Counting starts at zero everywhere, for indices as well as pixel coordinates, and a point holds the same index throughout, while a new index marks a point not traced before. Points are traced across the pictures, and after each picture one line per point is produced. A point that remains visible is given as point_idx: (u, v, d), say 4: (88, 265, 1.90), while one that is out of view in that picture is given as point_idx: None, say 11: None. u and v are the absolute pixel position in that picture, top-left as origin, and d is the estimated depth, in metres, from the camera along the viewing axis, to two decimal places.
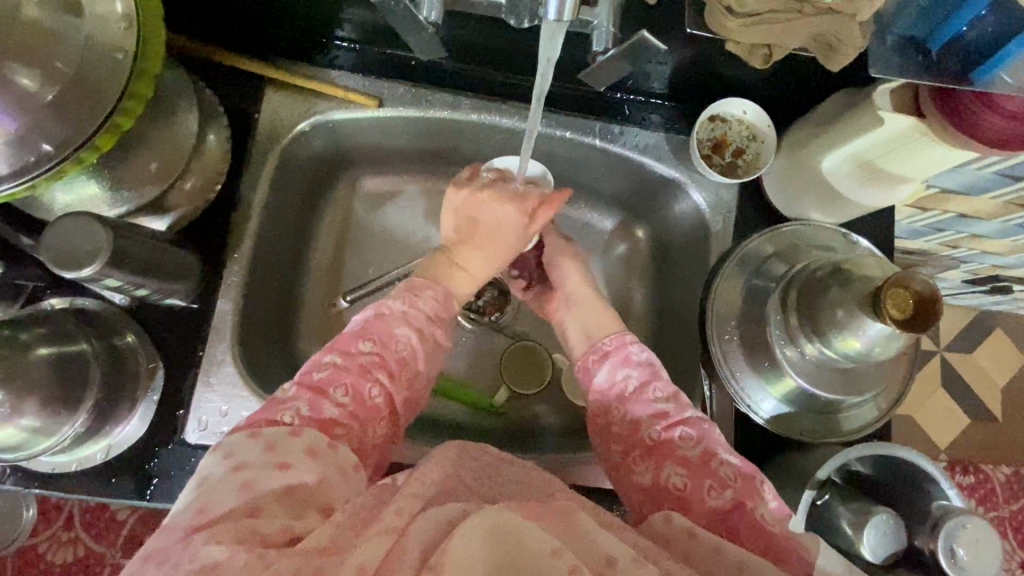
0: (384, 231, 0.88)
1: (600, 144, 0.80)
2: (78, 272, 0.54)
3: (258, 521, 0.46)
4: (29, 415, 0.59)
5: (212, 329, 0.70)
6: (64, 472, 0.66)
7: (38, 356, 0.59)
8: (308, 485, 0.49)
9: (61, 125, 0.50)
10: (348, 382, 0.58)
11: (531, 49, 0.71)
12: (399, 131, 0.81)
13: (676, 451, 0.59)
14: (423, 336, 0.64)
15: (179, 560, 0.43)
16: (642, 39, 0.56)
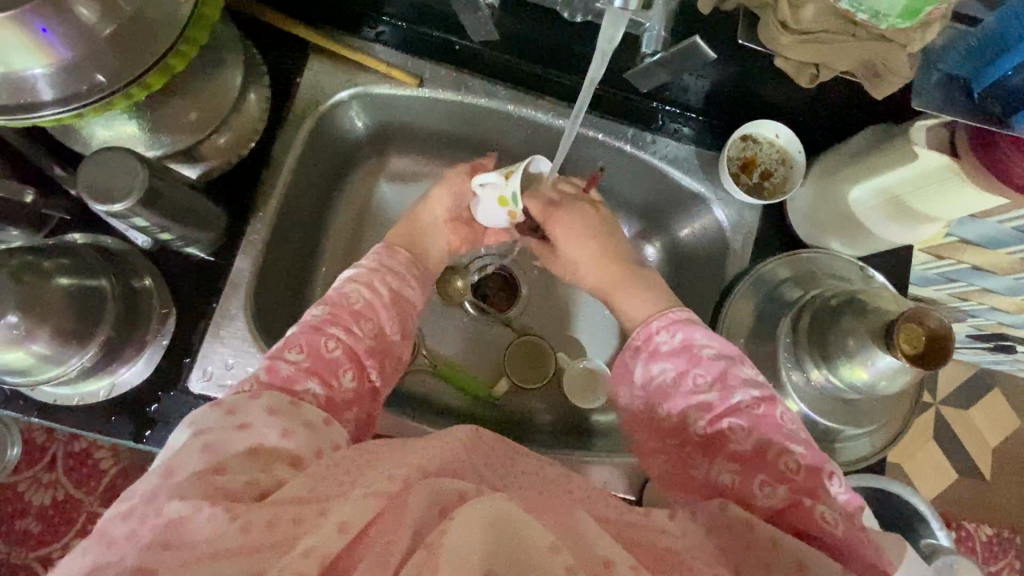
0: (405, 211, 0.89)
1: (630, 150, 0.81)
2: (109, 206, 0.55)
3: (225, 476, 0.46)
4: (41, 342, 0.58)
5: (229, 283, 0.71)
6: (65, 405, 0.67)
7: (59, 285, 0.60)
8: (271, 441, 0.50)
9: (115, 64, 0.51)
10: (303, 341, 0.59)
11: (576, 49, 0.72)
12: (435, 112, 0.82)
13: (729, 446, 0.58)
14: (374, 290, 0.67)
15: (145, 515, 0.44)
16: (694, 45, 0.57)
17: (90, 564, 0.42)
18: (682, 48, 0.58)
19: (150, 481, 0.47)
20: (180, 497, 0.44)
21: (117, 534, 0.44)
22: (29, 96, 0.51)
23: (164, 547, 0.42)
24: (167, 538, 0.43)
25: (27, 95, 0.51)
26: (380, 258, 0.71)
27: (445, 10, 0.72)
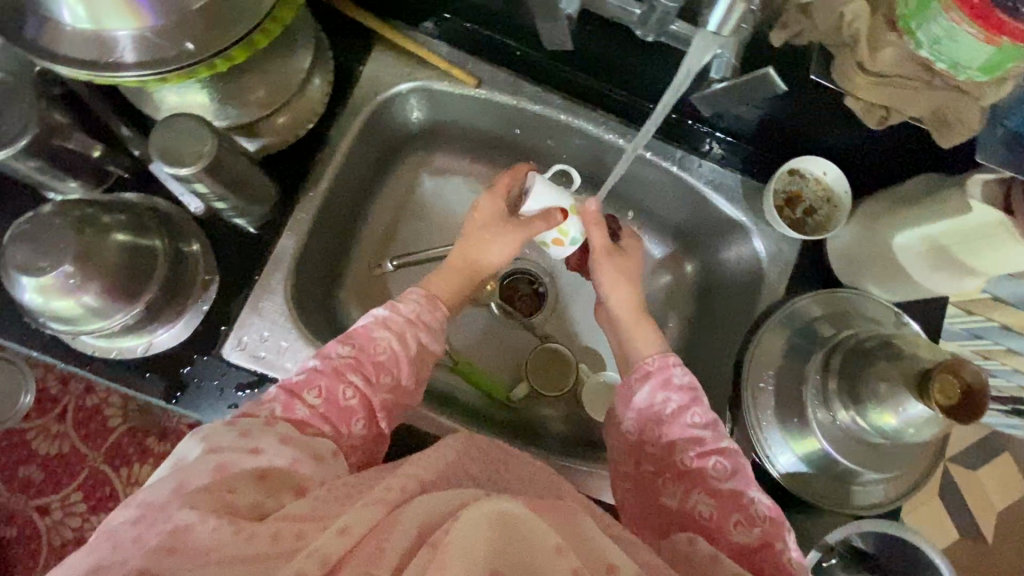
0: (446, 206, 0.91)
1: (675, 170, 0.82)
2: (177, 168, 0.56)
3: (233, 493, 0.49)
4: (91, 294, 0.60)
5: (272, 257, 0.72)
6: (102, 357, 0.68)
7: (115, 241, 0.61)
8: (281, 467, 0.53)
9: (205, 34, 0.53)
10: (323, 385, 0.61)
11: (635, 70, 0.73)
12: (488, 113, 0.83)
13: (707, 483, 0.61)
14: (403, 341, 0.66)
15: (153, 521, 0.46)
16: (766, 73, 0.57)
17: (94, 563, 0.44)
18: (756, 75, 0.58)
19: (161, 488, 0.49)
20: (189, 506, 0.47)
21: (122, 540, 0.46)
22: (115, 56, 0.52)
23: (170, 552, 0.44)
24: (168, 544, 0.45)
25: (115, 54, 0.52)
26: (420, 308, 0.70)
27: (509, 16, 0.73)
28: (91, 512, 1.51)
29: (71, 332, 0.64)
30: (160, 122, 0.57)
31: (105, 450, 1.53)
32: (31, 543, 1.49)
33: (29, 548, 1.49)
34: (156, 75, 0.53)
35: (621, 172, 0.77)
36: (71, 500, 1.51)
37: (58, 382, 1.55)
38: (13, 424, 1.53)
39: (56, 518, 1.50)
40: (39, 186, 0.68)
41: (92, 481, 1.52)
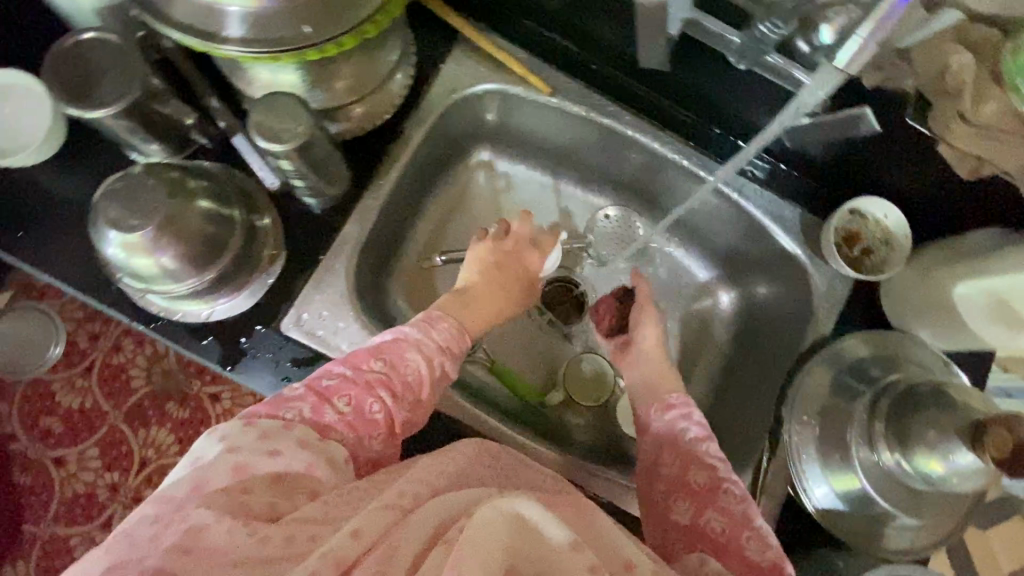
0: (505, 208, 0.94)
1: (735, 197, 0.83)
2: (271, 144, 0.58)
3: (249, 495, 0.50)
4: (169, 256, 0.62)
5: (337, 240, 0.74)
6: (165, 318, 0.70)
7: (198, 207, 0.63)
8: (297, 472, 0.54)
9: (313, 21, 0.56)
10: (352, 394, 0.61)
11: (712, 93, 0.76)
12: (557, 122, 0.85)
13: (718, 501, 0.63)
14: (431, 365, 0.67)
15: (171, 519, 0.48)
16: (863, 114, 0.63)
17: (116, 558, 0.45)
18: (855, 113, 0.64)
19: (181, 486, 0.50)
20: (206, 508, 0.49)
21: (141, 536, 0.47)
22: (235, 31, 0.56)
23: (185, 551, 0.46)
24: (184, 542, 0.46)
25: (224, 28, 0.55)
26: (450, 336, 0.70)
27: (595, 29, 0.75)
28: (106, 469, 1.53)
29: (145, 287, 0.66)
30: (261, 99, 0.59)
31: (126, 409, 1.56)
32: (45, 492, 1.52)
33: (41, 497, 1.52)
34: (259, 53, 0.56)
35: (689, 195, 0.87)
36: (88, 455, 1.54)
37: (89, 337, 1.58)
38: (40, 374, 1.56)
39: (71, 471, 1.53)
40: (124, 145, 0.70)
41: (110, 438, 1.55)
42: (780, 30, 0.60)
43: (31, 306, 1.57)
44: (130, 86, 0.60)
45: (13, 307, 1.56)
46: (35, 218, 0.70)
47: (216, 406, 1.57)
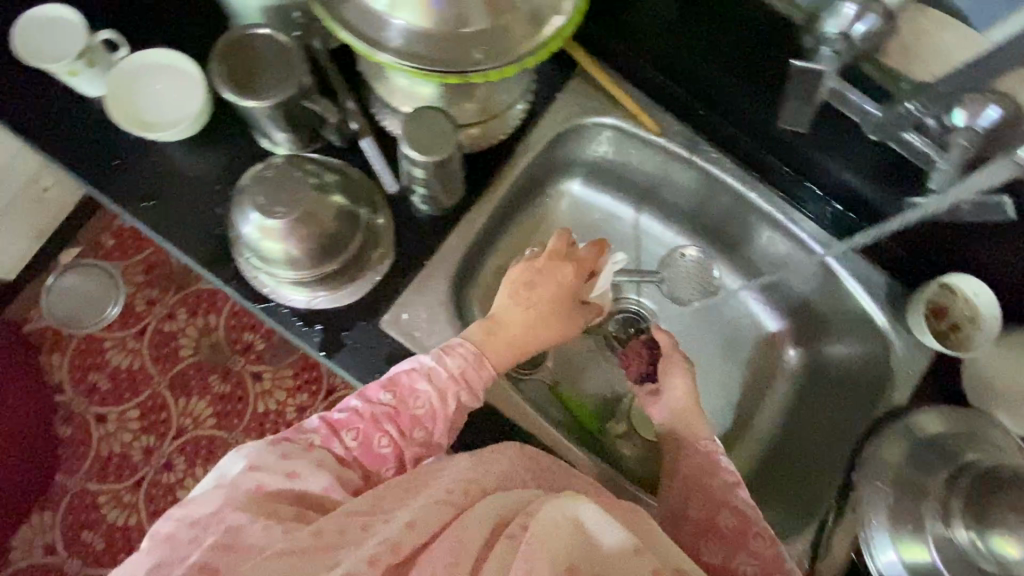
0: (591, 233, 1.00)
1: (823, 255, 0.85)
2: (419, 155, 0.61)
3: (277, 503, 0.56)
4: (296, 244, 0.65)
5: (443, 247, 0.77)
6: (272, 300, 0.73)
7: (330, 202, 0.66)
8: (316, 492, 0.59)
9: (472, 49, 0.61)
10: (360, 429, 0.65)
11: (812, 155, 0.81)
12: (658, 160, 0.88)
13: (750, 545, 0.69)
14: (443, 397, 0.67)
15: (207, 523, 0.52)
16: (1004, 201, 0.62)
17: (158, 561, 0.50)
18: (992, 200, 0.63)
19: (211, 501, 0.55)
20: (243, 510, 0.54)
21: (181, 540, 0.52)
22: (412, 50, 0.61)
23: (225, 550, 0.50)
24: (223, 541, 0.51)
25: (390, 36, 0.61)
26: (466, 364, 0.69)
27: (715, 82, 0.79)
28: (143, 432, 1.57)
29: (263, 266, 0.69)
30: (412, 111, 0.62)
31: (171, 376, 1.60)
32: (82, 447, 1.56)
33: (78, 451, 1.55)
34: (414, 67, 0.61)
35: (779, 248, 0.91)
36: (128, 416, 1.57)
37: (145, 303, 1.63)
38: (95, 331, 1.60)
39: (110, 430, 1.57)
40: (254, 131, 0.74)
41: (152, 403, 1.58)
42: (926, 111, 0.61)
43: (95, 265, 1.62)
44: (287, 85, 0.64)
45: (79, 264, 1.61)
46: (164, 191, 0.74)
47: (257, 385, 1.60)
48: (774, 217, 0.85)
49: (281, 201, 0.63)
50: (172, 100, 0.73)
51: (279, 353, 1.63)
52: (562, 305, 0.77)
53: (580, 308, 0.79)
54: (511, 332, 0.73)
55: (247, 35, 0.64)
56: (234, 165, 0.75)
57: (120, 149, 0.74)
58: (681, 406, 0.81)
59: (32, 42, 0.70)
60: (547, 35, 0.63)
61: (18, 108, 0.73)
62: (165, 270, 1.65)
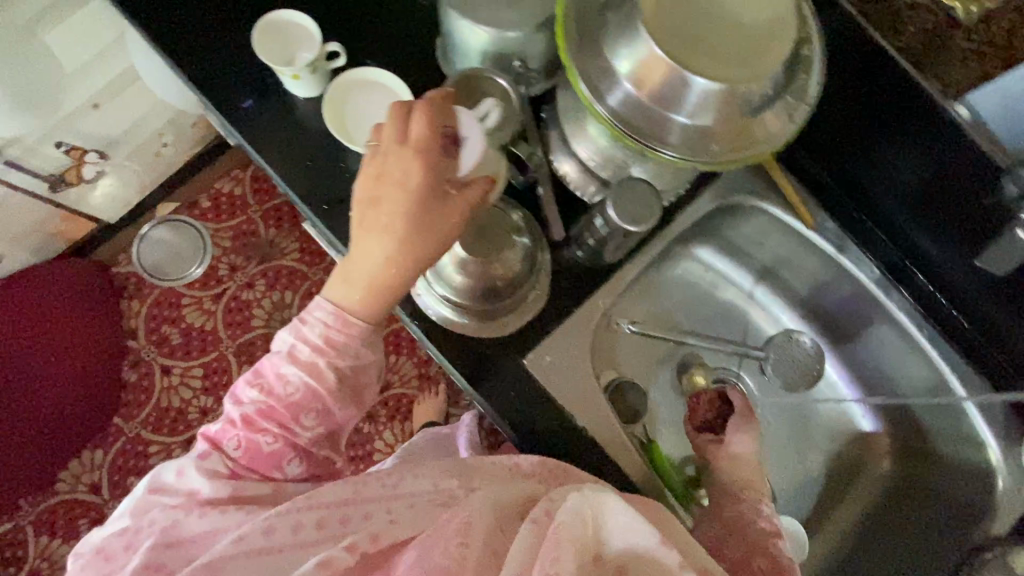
0: (703, 300, 1.05)
1: (947, 372, 0.89)
2: (628, 226, 0.64)
3: (192, 517, 0.68)
4: (476, 274, 0.71)
5: (593, 300, 0.81)
6: (423, 309, 0.77)
7: (518, 242, 0.71)
8: (226, 499, 0.70)
9: (683, 137, 0.61)
10: (241, 436, 0.71)
11: (957, 279, 0.86)
12: (801, 249, 0.94)
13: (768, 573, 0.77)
14: (316, 375, 0.70)
15: (139, 528, 0.68)
16: None
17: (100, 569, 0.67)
18: None
19: (124, 522, 0.70)
20: (170, 518, 0.68)
21: (116, 549, 0.68)
22: (628, 119, 0.61)
23: (165, 549, 0.66)
24: (162, 540, 0.67)
25: (613, 89, 0.61)
26: (333, 333, 0.69)
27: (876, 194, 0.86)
28: (203, 391, 1.60)
29: (430, 279, 0.74)
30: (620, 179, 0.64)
31: (239, 342, 1.63)
32: (142, 395, 1.59)
33: (139, 399, 1.58)
34: (618, 127, 0.61)
35: (899, 354, 0.94)
36: (191, 373, 1.61)
37: (228, 268, 1.67)
38: (176, 286, 1.65)
39: (173, 383, 1.60)
40: None
41: (216, 365, 1.62)
42: None
43: (189, 223, 1.67)
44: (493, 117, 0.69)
45: (175, 219, 1.66)
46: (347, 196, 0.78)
47: None
48: (906, 325, 0.90)
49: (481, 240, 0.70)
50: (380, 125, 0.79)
51: None
52: (416, 218, 0.64)
53: (445, 199, 0.65)
54: (366, 274, 0.66)
55: (468, 73, 0.72)
56: None
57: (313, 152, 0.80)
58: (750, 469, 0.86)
59: (274, 46, 0.78)
60: (753, 153, 0.61)
61: (232, 102, 0.80)
62: (254, 241, 1.69)
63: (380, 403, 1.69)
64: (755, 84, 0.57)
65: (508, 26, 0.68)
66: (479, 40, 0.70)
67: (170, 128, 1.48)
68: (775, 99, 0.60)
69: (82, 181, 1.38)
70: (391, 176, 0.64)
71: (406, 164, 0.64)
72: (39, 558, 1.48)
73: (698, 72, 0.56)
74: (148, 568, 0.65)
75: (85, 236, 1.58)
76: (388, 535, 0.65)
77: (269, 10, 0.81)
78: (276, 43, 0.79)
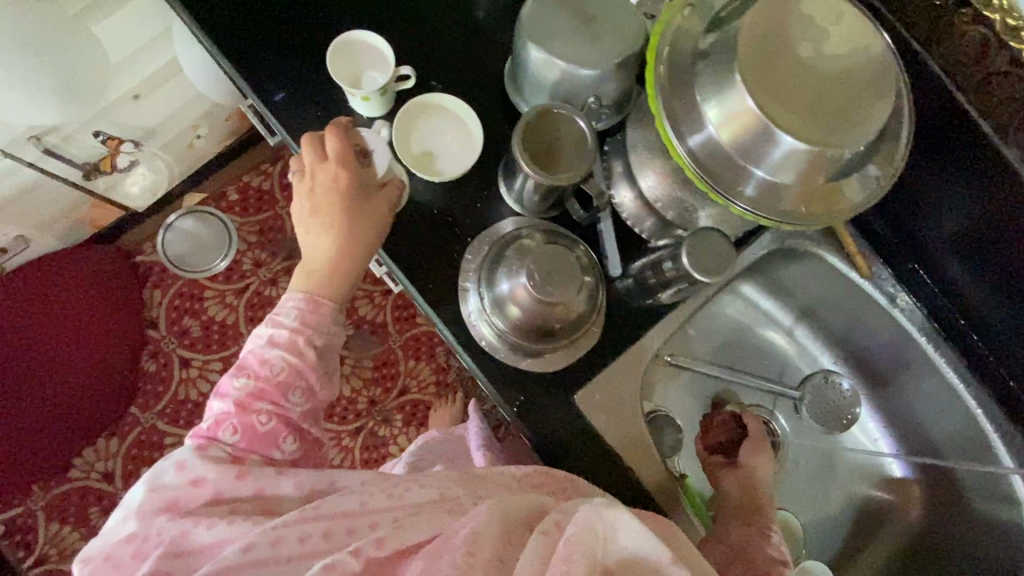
0: (744, 336, 1.06)
1: (990, 434, 0.89)
2: (704, 277, 0.63)
3: (208, 515, 0.66)
4: (533, 311, 0.68)
5: (645, 339, 0.80)
6: (477, 337, 0.77)
7: (585, 283, 0.68)
8: (235, 497, 0.68)
9: (759, 190, 0.60)
10: (235, 422, 0.71)
11: (1012, 341, 0.85)
12: (853, 297, 0.94)
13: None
14: (296, 352, 0.73)
15: (147, 536, 0.65)
16: None
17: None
18: None
19: (124, 529, 0.66)
20: (177, 524, 0.65)
21: (122, 556, 0.65)
22: (706, 166, 0.60)
23: (176, 556, 0.63)
24: (172, 547, 0.63)
25: (696, 130, 0.60)
26: (303, 311, 0.75)
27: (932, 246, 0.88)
28: None
29: (488, 307, 0.74)
30: (694, 230, 0.64)
31: None
32: (160, 386, 1.57)
33: (156, 390, 1.57)
34: (693, 168, 0.60)
35: (941, 410, 0.94)
36: (210, 367, 1.59)
37: (252, 263, 1.65)
38: (200, 278, 1.63)
39: (191, 375, 1.58)
40: (505, 177, 0.79)
41: (237, 360, 1.61)
42: None
43: (216, 215, 1.65)
44: (579, 178, 0.66)
45: (202, 210, 1.64)
46: (409, 224, 0.80)
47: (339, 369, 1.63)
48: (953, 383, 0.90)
49: (550, 280, 0.65)
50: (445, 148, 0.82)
51: (365, 343, 1.67)
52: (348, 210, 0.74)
53: (375, 196, 0.76)
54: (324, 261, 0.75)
55: (556, 114, 0.67)
56: (473, 216, 0.80)
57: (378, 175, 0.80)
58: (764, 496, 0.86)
59: (346, 67, 0.81)
60: (826, 217, 0.60)
61: (305, 124, 0.82)
62: (279, 237, 1.67)
63: (397, 408, 1.66)
64: (850, 149, 0.55)
65: (584, 63, 0.67)
66: (554, 74, 0.69)
67: (205, 120, 1.46)
68: (858, 168, 0.59)
69: (115, 169, 1.37)
70: (324, 183, 0.75)
71: (332, 174, 0.75)
72: (49, 543, 1.47)
73: (788, 130, 0.54)
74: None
75: (113, 223, 1.57)
76: (393, 539, 0.61)
77: (350, 33, 0.82)
78: (348, 64, 0.82)
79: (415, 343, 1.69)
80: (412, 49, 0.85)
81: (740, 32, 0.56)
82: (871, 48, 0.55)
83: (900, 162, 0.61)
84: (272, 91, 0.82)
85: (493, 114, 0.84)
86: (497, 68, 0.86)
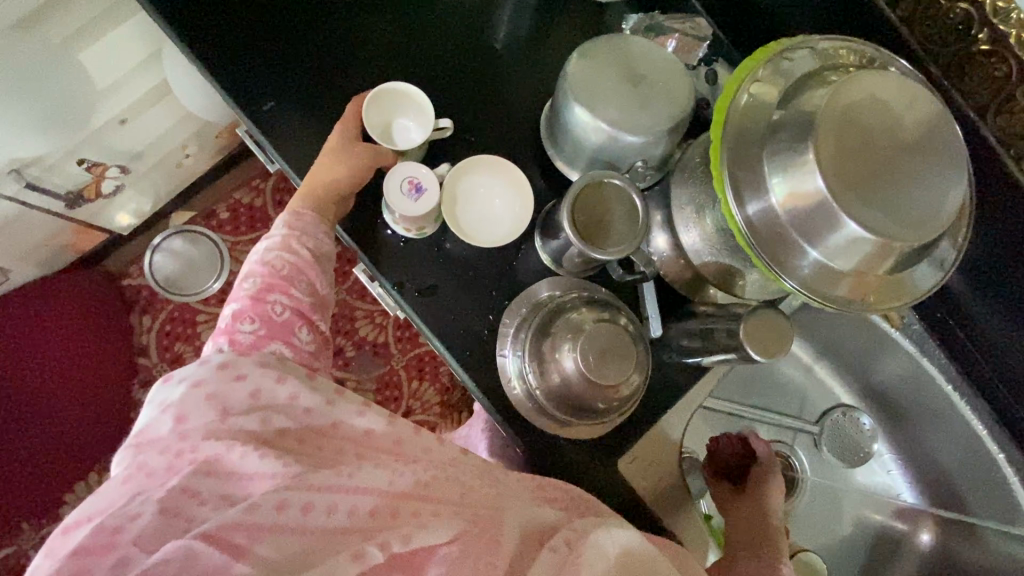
0: (776, 377, 1.06)
1: (1011, 478, 0.90)
2: (761, 359, 0.66)
3: (250, 425, 0.56)
4: (576, 381, 0.67)
5: (686, 399, 0.80)
6: (517, 403, 0.74)
7: (644, 355, 0.70)
8: (278, 402, 0.59)
9: (814, 270, 0.57)
10: (250, 314, 0.66)
11: None
12: (883, 341, 0.98)
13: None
14: (294, 251, 0.71)
15: (181, 451, 0.53)
16: None
17: (133, 491, 0.51)
18: None
19: (160, 428, 0.55)
20: (214, 438, 0.54)
21: (154, 469, 0.53)
22: (761, 236, 0.57)
23: (209, 474, 0.51)
24: (205, 468, 0.52)
25: (755, 200, 0.57)
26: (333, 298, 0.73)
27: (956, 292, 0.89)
28: None
29: (530, 376, 0.72)
30: (752, 308, 0.66)
31: None
32: None
33: None
34: (747, 239, 0.57)
35: (961, 452, 0.96)
36: None
37: None
38: (191, 302, 1.55)
39: None
40: (541, 235, 0.77)
41: None
42: None
43: (205, 234, 1.57)
44: (629, 252, 0.64)
45: (189, 229, 1.56)
46: (442, 284, 0.76)
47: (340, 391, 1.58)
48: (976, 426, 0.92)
49: (606, 364, 0.66)
50: (493, 212, 0.78)
51: (368, 364, 1.60)
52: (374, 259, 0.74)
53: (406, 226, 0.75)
54: None
55: (607, 183, 0.66)
56: (508, 275, 0.77)
57: (406, 238, 0.76)
58: (774, 514, 0.81)
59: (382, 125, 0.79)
60: (886, 306, 0.58)
61: None
62: None
63: None
64: (918, 243, 0.53)
65: (625, 129, 0.65)
66: (596, 138, 0.66)
67: (195, 139, 1.37)
68: (920, 259, 0.58)
69: (99, 196, 1.29)
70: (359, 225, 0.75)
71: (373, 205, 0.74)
72: None
73: (854, 217, 0.52)
74: (186, 493, 0.50)
75: (96, 247, 1.49)
76: (419, 537, 0.52)
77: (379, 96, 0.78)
78: (380, 115, 0.79)
79: (418, 362, 1.62)
80: (439, 97, 0.81)
81: (813, 116, 0.54)
82: (948, 138, 0.54)
83: (961, 250, 0.60)
84: (297, 140, 0.77)
85: (526, 166, 0.81)
86: (528, 117, 0.82)
